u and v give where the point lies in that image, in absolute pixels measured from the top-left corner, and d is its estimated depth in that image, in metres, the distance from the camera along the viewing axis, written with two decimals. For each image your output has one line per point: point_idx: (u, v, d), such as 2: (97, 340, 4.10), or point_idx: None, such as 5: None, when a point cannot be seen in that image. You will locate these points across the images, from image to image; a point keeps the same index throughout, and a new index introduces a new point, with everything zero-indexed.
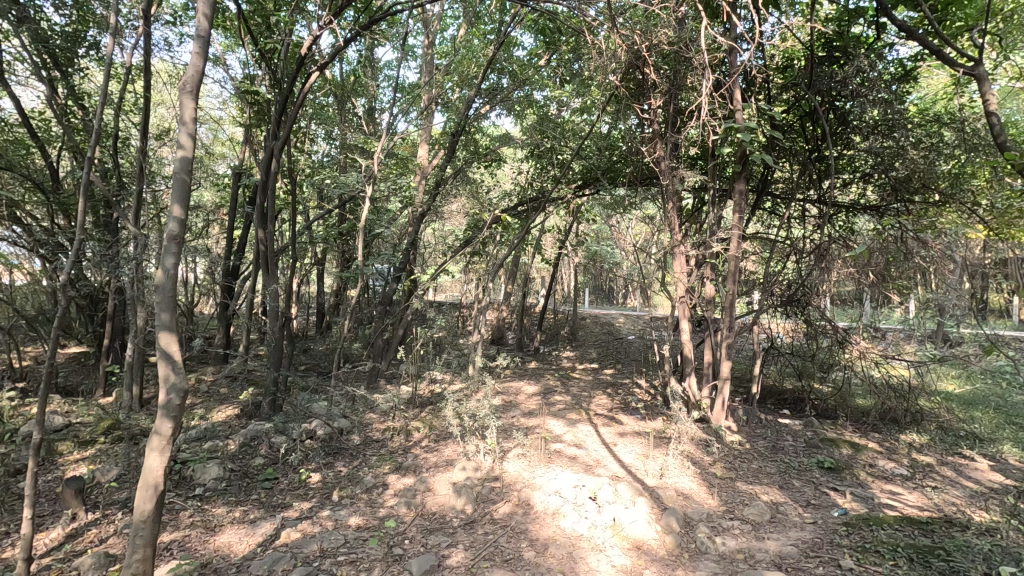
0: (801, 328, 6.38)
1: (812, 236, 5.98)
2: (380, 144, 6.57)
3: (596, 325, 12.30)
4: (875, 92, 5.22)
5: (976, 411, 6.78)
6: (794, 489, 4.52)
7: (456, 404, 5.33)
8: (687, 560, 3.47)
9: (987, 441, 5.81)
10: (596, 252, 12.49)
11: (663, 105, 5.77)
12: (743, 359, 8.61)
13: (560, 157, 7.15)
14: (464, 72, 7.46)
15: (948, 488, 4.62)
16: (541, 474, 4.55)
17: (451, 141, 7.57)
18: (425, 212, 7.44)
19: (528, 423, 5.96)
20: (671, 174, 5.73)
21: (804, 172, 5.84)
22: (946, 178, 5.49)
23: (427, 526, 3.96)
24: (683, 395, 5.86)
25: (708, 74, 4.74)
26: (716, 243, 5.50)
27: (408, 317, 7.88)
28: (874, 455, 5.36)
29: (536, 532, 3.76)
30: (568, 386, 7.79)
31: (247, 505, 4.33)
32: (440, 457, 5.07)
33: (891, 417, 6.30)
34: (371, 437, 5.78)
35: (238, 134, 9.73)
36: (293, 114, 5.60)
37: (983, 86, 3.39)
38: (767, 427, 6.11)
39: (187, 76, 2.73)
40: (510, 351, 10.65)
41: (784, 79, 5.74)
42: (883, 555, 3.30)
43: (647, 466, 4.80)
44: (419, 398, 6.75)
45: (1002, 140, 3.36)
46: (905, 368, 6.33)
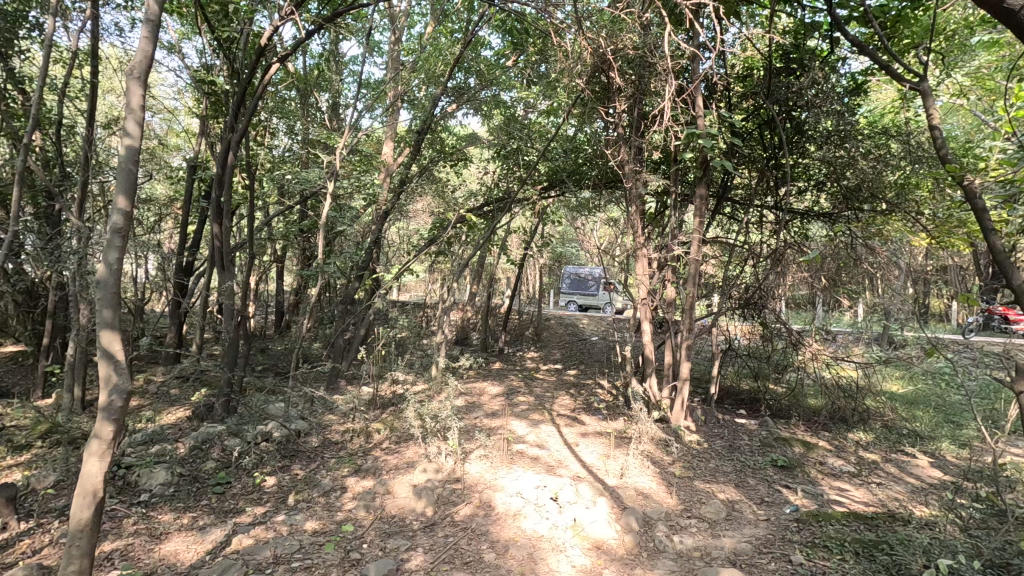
0: (758, 330, 6.63)
1: (768, 240, 6.16)
2: (344, 139, 6.45)
3: (561, 326, 12.40)
4: (828, 103, 5.48)
5: (918, 410, 7.12)
6: (749, 487, 4.65)
7: (418, 405, 5.25)
8: (646, 559, 3.51)
9: (927, 438, 6.13)
10: (561, 254, 12.63)
11: (628, 109, 5.87)
12: (702, 359, 8.82)
13: (527, 158, 7.26)
14: (431, 70, 7.10)
15: (891, 484, 4.83)
16: (503, 475, 4.55)
17: (416, 139, 7.51)
18: (389, 210, 7.47)
19: (490, 424, 5.95)
20: (635, 178, 5.84)
21: (761, 179, 6.04)
22: (893, 188, 5.75)
23: (386, 529, 3.90)
24: (644, 394, 5.98)
25: (671, 78, 4.82)
26: (678, 246, 5.64)
27: (370, 317, 7.75)
28: (824, 453, 5.56)
29: (496, 534, 3.75)
30: (531, 386, 7.83)
31: (196, 511, 4.16)
32: (401, 458, 5.00)
33: (840, 416, 6.58)
34: (330, 439, 5.64)
35: (195, 125, 9.41)
36: (252, 108, 5.42)
37: (928, 101, 3.53)
38: (724, 426, 6.27)
39: (135, 61, 2.60)
40: (475, 351, 10.63)
41: (744, 88, 5.94)
42: (831, 550, 3.41)
43: (608, 465, 4.85)
44: (380, 399, 6.64)
45: (943, 154, 3.54)
46: (854, 369, 6.62)
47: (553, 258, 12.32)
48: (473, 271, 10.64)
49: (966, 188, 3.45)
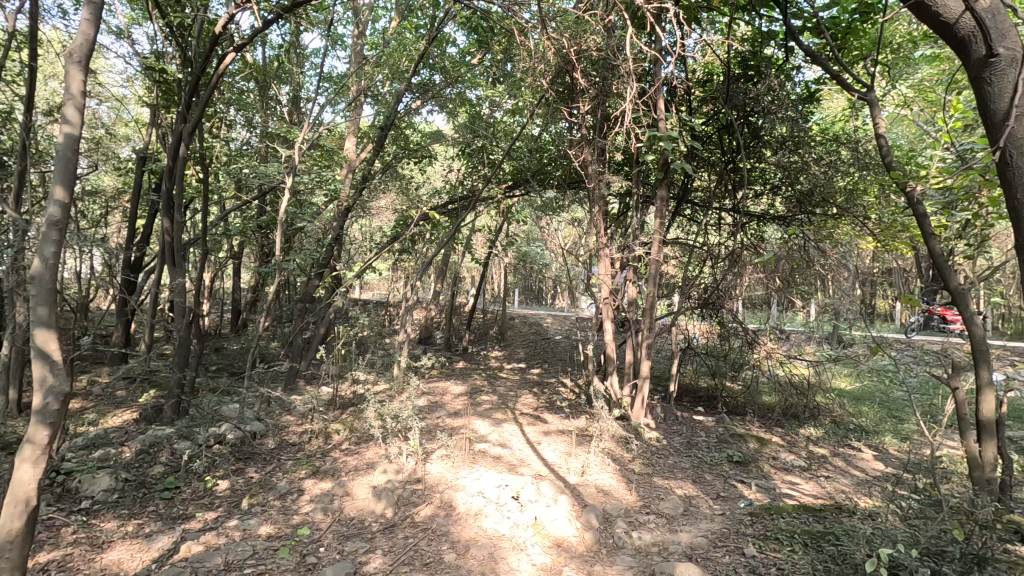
0: (715, 330, 6.81)
1: (726, 242, 6.33)
2: (303, 133, 6.29)
3: (525, 325, 12.44)
4: (783, 109, 5.67)
5: (863, 406, 7.46)
6: (705, 482, 4.76)
7: (379, 405, 5.17)
8: (605, 556, 3.55)
9: (872, 433, 6.42)
10: (525, 253, 12.67)
11: (591, 110, 5.93)
12: (662, 358, 9.00)
13: (491, 157, 7.29)
14: (395, 66, 6.93)
15: (838, 477, 5.04)
16: (465, 475, 4.52)
17: (379, 135, 7.40)
18: (350, 207, 7.34)
19: (453, 424, 5.91)
20: (598, 178, 5.92)
21: (720, 182, 6.20)
22: (842, 193, 5.99)
23: (344, 532, 3.82)
24: (605, 393, 6.06)
25: (633, 80, 4.92)
26: (639, 247, 5.75)
27: (330, 316, 7.59)
28: (777, 449, 5.75)
29: (457, 534, 3.72)
30: (495, 385, 7.81)
31: (142, 518, 3.98)
32: (361, 459, 4.92)
33: (792, 413, 6.82)
34: (287, 441, 5.49)
35: (146, 115, 9.02)
36: (207, 98, 5.23)
37: (874, 110, 3.69)
38: (682, 423, 6.41)
39: (76, 44, 2.47)
40: (438, 350, 10.55)
41: (704, 92, 6.09)
42: (781, 542, 3.53)
43: (569, 464, 4.88)
44: (339, 400, 6.51)
45: (888, 161, 3.71)
46: (806, 367, 6.87)
47: (518, 257, 12.33)
48: (437, 269, 10.56)
49: (908, 194, 3.63)
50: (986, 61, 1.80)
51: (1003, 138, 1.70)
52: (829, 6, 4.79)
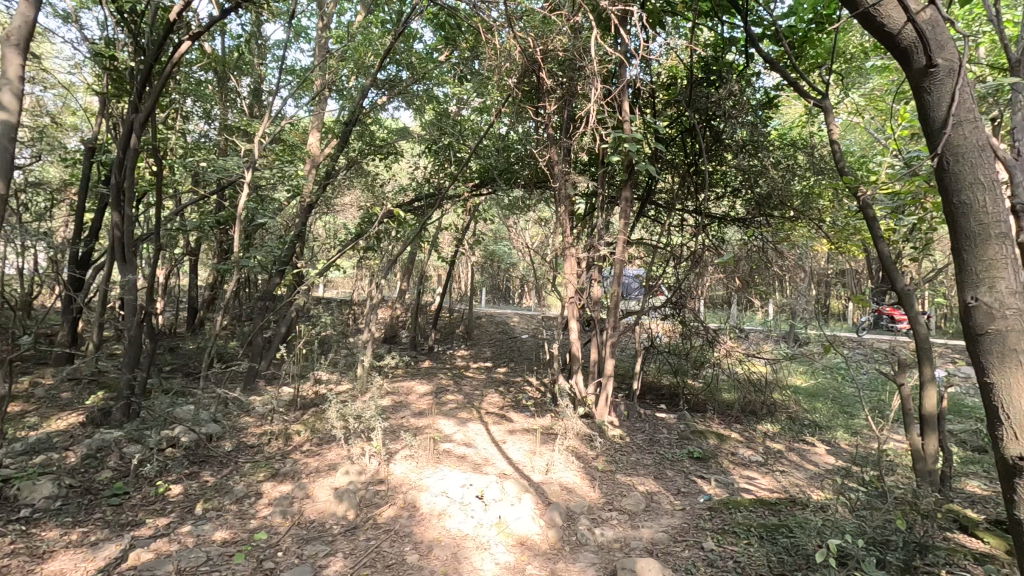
0: (678, 329, 6.94)
1: (688, 243, 6.47)
2: (264, 126, 6.10)
3: (492, 324, 12.42)
4: (743, 114, 5.83)
5: (817, 402, 7.73)
6: (667, 478, 4.85)
7: (341, 405, 5.08)
8: (568, 553, 3.57)
9: (824, 428, 6.67)
10: (492, 252, 12.66)
11: (558, 111, 5.96)
12: (627, 356, 9.13)
13: (458, 155, 7.27)
14: (361, 61, 6.88)
15: (793, 471, 5.22)
16: (429, 475, 4.48)
17: (344, 130, 7.27)
18: (313, 203, 7.19)
19: (417, 423, 5.85)
20: (564, 178, 5.96)
21: (683, 184, 6.32)
22: (799, 196, 6.17)
23: (304, 535, 3.74)
24: (570, 391, 6.13)
25: (597, 81, 5.00)
26: (604, 246, 5.82)
27: (292, 315, 7.41)
28: (735, 444, 5.91)
29: (420, 535, 3.68)
30: (460, 385, 7.76)
31: (87, 526, 3.80)
32: (323, 461, 4.82)
33: (750, 409, 7.02)
34: (245, 443, 5.33)
35: (96, 104, 8.63)
36: (160, 88, 5.04)
37: (829, 117, 3.82)
38: (645, 421, 6.52)
39: (11, 30, 2.51)
40: (403, 350, 10.43)
41: (668, 95, 6.22)
42: (738, 536, 3.62)
43: (534, 462, 4.90)
44: (301, 400, 6.36)
45: (841, 166, 3.86)
46: (763, 365, 7.08)
47: (484, 256, 12.31)
48: (403, 268, 10.45)
49: (859, 198, 3.77)
50: (924, 71, 1.71)
51: (941, 146, 1.64)
52: (788, 15, 4.92)
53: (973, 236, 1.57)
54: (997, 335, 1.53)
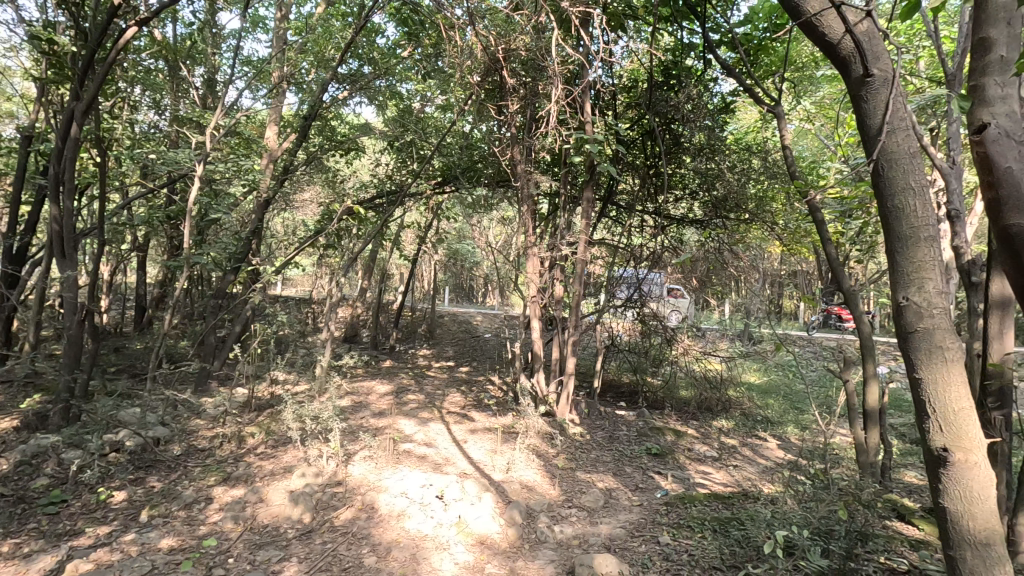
0: (637, 328, 7.06)
1: (648, 243, 6.60)
2: (218, 117, 5.89)
3: (455, 323, 12.36)
4: (700, 118, 5.98)
5: (770, 398, 8.01)
6: (625, 475, 4.94)
7: (297, 406, 4.95)
8: (527, 551, 3.59)
9: (776, 423, 6.91)
10: (456, 250, 12.59)
11: (521, 110, 5.97)
12: (588, 355, 9.24)
13: (420, 152, 7.20)
14: (321, 54, 6.74)
15: (746, 465, 5.39)
16: (388, 476, 4.42)
17: (303, 125, 7.08)
18: (270, 199, 6.99)
19: (377, 424, 5.76)
20: (527, 178, 5.99)
21: (643, 186, 6.44)
22: (754, 200, 6.32)
23: (256, 540, 3.63)
24: (531, 390, 6.13)
25: (559, 82, 5.04)
26: (566, 246, 5.88)
27: (247, 313, 7.19)
28: (691, 441, 6.05)
29: (378, 537, 3.63)
30: (422, 385, 7.68)
31: (20, 537, 3.59)
32: (278, 463, 4.69)
33: (706, 405, 7.21)
34: (195, 447, 5.14)
35: (34, 91, 8.15)
36: (104, 75, 4.79)
37: (781, 123, 3.96)
38: (605, 418, 6.61)
39: None
40: (364, 349, 10.26)
41: (629, 98, 6.33)
42: (693, 529, 3.72)
43: (494, 461, 4.90)
44: (255, 402, 6.18)
45: (792, 171, 4.01)
46: (719, 363, 7.28)
47: (448, 254, 12.23)
48: (364, 266, 10.27)
49: (809, 202, 3.92)
50: (862, 81, 1.77)
51: (876, 153, 1.70)
52: (744, 22, 5.08)
53: (904, 239, 1.66)
54: (924, 333, 1.61)
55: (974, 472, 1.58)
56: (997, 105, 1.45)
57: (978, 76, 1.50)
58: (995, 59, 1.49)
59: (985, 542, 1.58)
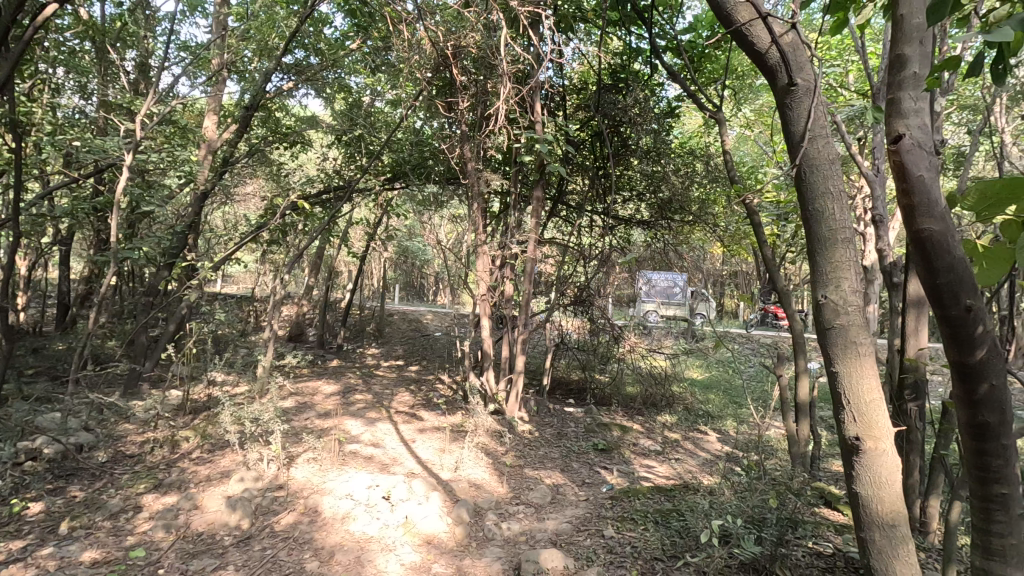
0: (586, 326, 7.18)
1: (597, 243, 6.73)
2: (150, 102, 5.51)
3: (404, 322, 12.20)
4: (646, 121, 6.13)
5: (711, 393, 8.34)
6: (573, 470, 5.02)
7: (235, 408, 4.74)
8: (474, 549, 3.59)
9: (716, 417, 7.19)
10: (406, 248, 12.43)
11: (472, 108, 5.94)
12: (538, 353, 9.32)
13: (369, 146, 7.07)
14: (265, 41, 6.48)
15: (687, 458, 5.59)
16: (333, 478, 4.31)
17: (244, 115, 6.78)
18: (208, 191, 6.68)
19: (322, 425, 5.60)
20: (477, 176, 5.99)
21: (592, 186, 6.56)
22: (697, 202, 6.54)
23: (189, 549, 3.47)
24: (481, 388, 6.11)
25: (507, 80, 5.06)
26: (515, 245, 5.91)
27: (182, 311, 6.84)
28: (637, 436, 6.21)
29: (321, 541, 3.53)
30: (370, 384, 7.53)
31: None
32: (214, 468, 4.49)
33: (652, 401, 7.43)
34: (123, 453, 4.85)
35: None
36: (18, 54, 4.41)
37: (722, 129, 4.11)
38: (554, 415, 6.69)
39: None
40: (310, 348, 9.96)
41: (579, 99, 6.44)
42: (636, 521, 3.82)
43: (443, 460, 4.87)
44: (191, 404, 5.89)
45: (732, 175, 4.17)
46: (664, 360, 7.51)
47: (397, 252, 12.06)
48: (310, 263, 9.97)
49: (746, 205, 4.09)
50: (787, 89, 1.86)
51: (800, 158, 1.80)
52: (689, 30, 5.23)
53: (823, 240, 1.75)
54: (840, 329, 1.72)
55: (882, 459, 1.69)
56: (912, 118, 1.46)
57: (894, 89, 1.50)
58: (909, 74, 1.49)
59: (891, 523, 1.70)
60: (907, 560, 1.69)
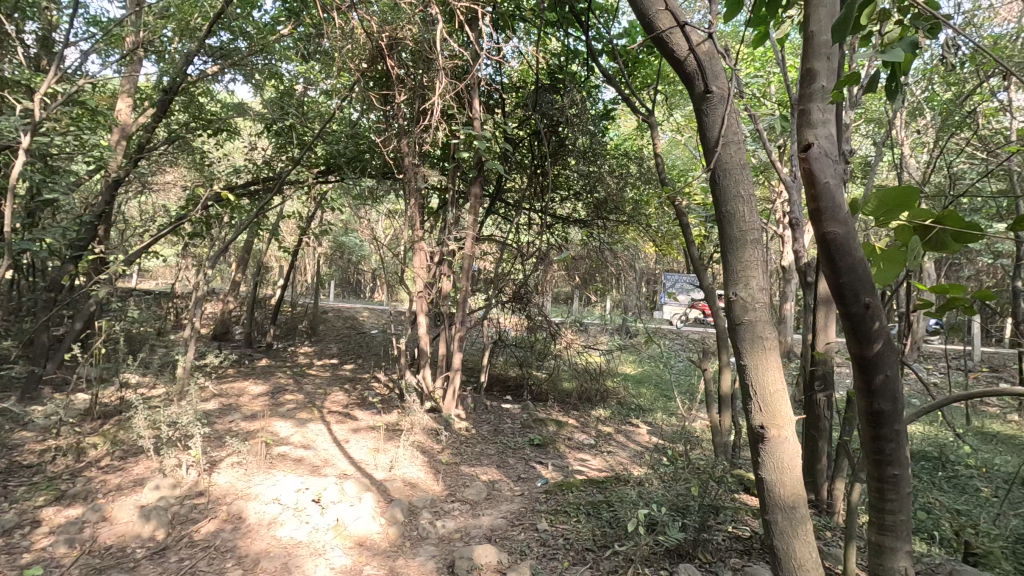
0: (524, 323, 7.25)
1: (535, 241, 6.80)
2: (54, 80, 5.05)
3: (339, 319, 11.85)
4: (583, 123, 6.27)
5: (642, 387, 8.64)
6: (508, 466, 5.06)
7: (150, 412, 4.44)
8: (407, 549, 3.55)
9: (647, 410, 7.46)
10: (342, 243, 12.08)
11: (409, 101, 5.85)
12: (476, 350, 9.32)
13: (301, 137, 6.81)
14: (186, 21, 6.08)
15: (619, 450, 5.78)
16: (258, 482, 4.12)
17: (162, 99, 6.35)
18: (121, 178, 6.20)
19: (248, 427, 5.33)
20: (414, 171, 5.90)
21: (530, 184, 6.62)
22: (631, 203, 6.75)
23: (96, 564, 3.22)
24: (417, 386, 6.03)
25: (445, 75, 5.00)
26: (452, 241, 5.88)
27: (91, 308, 6.32)
28: (571, 430, 6.34)
29: (245, 548, 3.37)
30: (302, 384, 7.27)
31: None
32: (126, 476, 4.19)
33: (587, 396, 7.61)
34: (20, 463, 4.43)
35: None
36: None
37: (654, 133, 4.25)
38: (491, 412, 6.71)
39: None
40: (236, 347, 9.49)
41: (518, 97, 6.48)
42: (569, 514, 3.89)
43: (377, 460, 4.77)
44: (100, 408, 5.46)
45: (664, 177, 4.32)
46: (599, 356, 7.70)
47: (333, 247, 11.70)
48: (238, 257, 9.49)
49: (676, 207, 4.26)
50: (704, 96, 1.96)
51: (714, 162, 1.90)
52: (623, 36, 5.39)
53: (735, 241, 1.86)
54: (749, 325, 1.83)
55: (785, 446, 1.82)
56: (818, 129, 1.57)
57: (805, 101, 1.61)
58: (817, 88, 1.60)
59: (792, 505, 1.82)
60: (806, 539, 1.82)
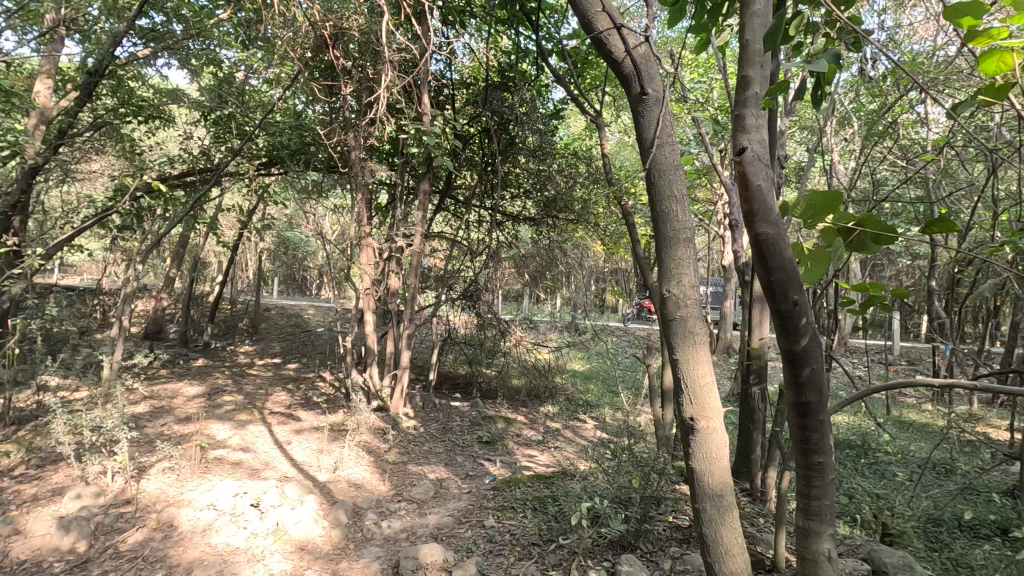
0: (474, 320, 7.23)
1: (484, 239, 6.79)
2: None
3: (282, 316, 11.45)
4: (531, 122, 6.35)
5: (590, 383, 8.79)
6: (456, 464, 5.04)
7: (70, 416, 4.15)
8: (351, 551, 3.48)
9: (594, 406, 7.60)
10: (286, 238, 11.67)
11: (356, 93, 5.71)
12: (425, 347, 9.23)
13: (241, 127, 6.56)
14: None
15: (566, 446, 5.86)
16: (192, 488, 3.93)
17: (86, 82, 5.92)
18: (39, 166, 5.76)
19: (181, 431, 5.08)
20: (361, 166, 5.77)
21: (480, 182, 6.61)
22: (579, 203, 6.67)
23: None
24: (364, 385, 5.91)
25: (391, 69, 4.89)
26: (401, 238, 5.80)
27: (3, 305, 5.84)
28: (520, 427, 6.38)
29: (176, 557, 3.21)
30: (241, 384, 6.99)
31: None
32: (44, 486, 3.91)
33: (535, 393, 7.67)
34: None
35: None
36: None
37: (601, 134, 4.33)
38: (439, 410, 6.66)
39: None
40: (170, 347, 9.01)
41: (468, 94, 6.46)
42: (516, 510, 3.92)
43: (320, 461, 4.65)
44: (14, 413, 5.06)
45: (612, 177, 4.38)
46: (548, 353, 7.77)
47: (276, 242, 11.28)
48: (172, 252, 9.01)
49: (622, 207, 4.34)
50: (640, 97, 2.01)
51: (650, 162, 1.95)
52: (573, 36, 5.46)
53: (669, 239, 1.92)
54: (681, 320, 1.89)
55: (714, 436, 1.89)
56: (750, 133, 1.64)
57: (739, 107, 1.68)
58: (751, 94, 1.69)
59: (719, 493, 1.90)
60: (732, 526, 1.90)
